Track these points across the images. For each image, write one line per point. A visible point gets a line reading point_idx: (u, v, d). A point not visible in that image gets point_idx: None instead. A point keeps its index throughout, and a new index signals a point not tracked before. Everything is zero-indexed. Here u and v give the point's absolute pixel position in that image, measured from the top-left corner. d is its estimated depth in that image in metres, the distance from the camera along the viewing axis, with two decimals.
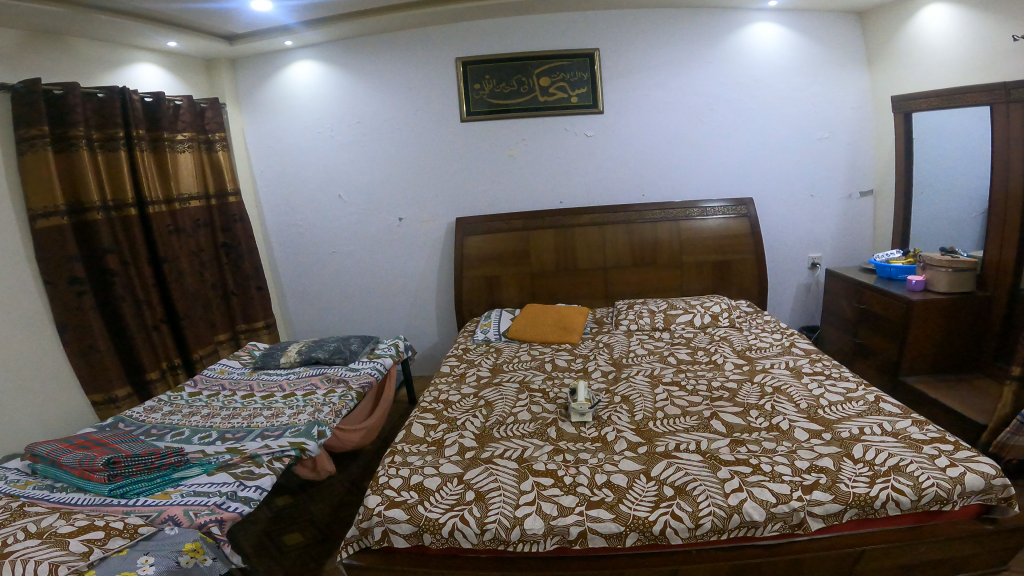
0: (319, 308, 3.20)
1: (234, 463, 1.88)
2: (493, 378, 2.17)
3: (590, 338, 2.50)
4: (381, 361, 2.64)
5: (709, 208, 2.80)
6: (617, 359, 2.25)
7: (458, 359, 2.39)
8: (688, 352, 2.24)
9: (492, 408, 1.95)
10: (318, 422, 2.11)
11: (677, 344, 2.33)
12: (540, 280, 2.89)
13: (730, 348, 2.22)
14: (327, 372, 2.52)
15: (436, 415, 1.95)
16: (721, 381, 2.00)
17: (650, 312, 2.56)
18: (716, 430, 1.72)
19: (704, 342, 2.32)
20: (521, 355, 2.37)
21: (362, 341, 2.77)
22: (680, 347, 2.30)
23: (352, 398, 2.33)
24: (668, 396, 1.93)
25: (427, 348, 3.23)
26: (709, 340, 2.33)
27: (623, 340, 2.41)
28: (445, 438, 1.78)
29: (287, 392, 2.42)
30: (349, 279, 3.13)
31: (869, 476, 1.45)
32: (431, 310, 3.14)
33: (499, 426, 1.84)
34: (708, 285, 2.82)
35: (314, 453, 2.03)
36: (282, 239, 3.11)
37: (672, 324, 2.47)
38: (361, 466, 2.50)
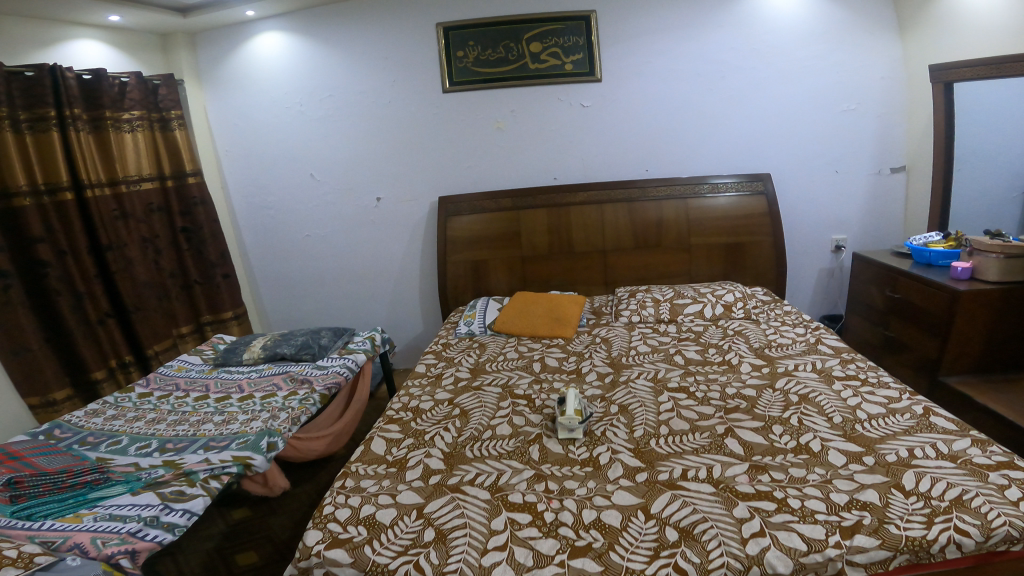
0: (293, 297, 2.91)
1: (164, 481, 1.71)
2: (472, 381, 1.89)
3: (586, 331, 2.21)
4: (354, 357, 2.37)
5: (722, 184, 2.48)
6: (614, 356, 1.97)
7: (435, 357, 2.11)
8: (698, 348, 1.94)
9: (468, 419, 1.69)
10: (270, 432, 1.88)
11: (685, 338, 2.03)
12: (531, 265, 2.61)
13: (745, 344, 1.92)
14: (290, 371, 2.25)
15: (403, 428, 1.68)
16: (736, 385, 1.72)
17: (654, 301, 2.26)
18: (735, 454, 1.43)
19: (716, 335, 2.02)
20: (507, 352, 2.09)
21: (335, 333, 2.50)
22: (689, 341, 2.01)
23: (315, 401, 2.07)
24: (675, 406, 1.65)
25: (411, 338, 2.96)
26: (722, 332, 2.03)
27: (622, 333, 2.12)
28: (408, 458, 1.54)
29: (245, 394, 2.17)
30: (325, 265, 2.82)
31: (925, 515, 1.18)
32: (414, 298, 2.86)
33: (477, 444, 1.57)
34: (719, 270, 2.52)
35: (262, 468, 1.81)
36: (249, 222, 2.78)
37: (678, 315, 2.18)
38: (330, 474, 2.25)
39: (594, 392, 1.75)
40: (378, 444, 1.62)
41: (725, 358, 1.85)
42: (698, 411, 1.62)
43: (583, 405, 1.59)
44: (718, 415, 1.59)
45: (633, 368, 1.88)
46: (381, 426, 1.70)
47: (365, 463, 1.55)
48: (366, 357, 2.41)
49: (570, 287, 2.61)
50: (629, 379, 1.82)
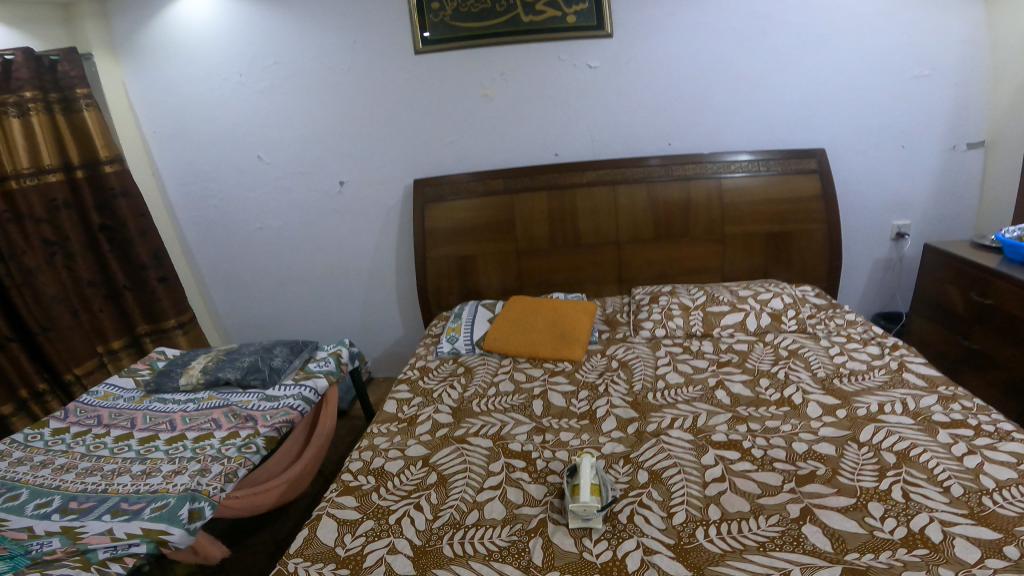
0: (249, 299, 2.48)
1: (54, 560, 1.30)
2: (455, 429, 1.50)
3: (598, 351, 1.79)
4: (314, 383, 1.96)
5: (762, 161, 2.03)
6: (636, 389, 1.54)
7: (410, 391, 1.71)
8: (745, 377, 1.51)
9: (449, 490, 1.29)
10: (193, 495, 1.44)
11: (726, 360, 1.60)
12: (530, 260, 2.17)
13: (807, 371, 1.50)
14: (234, 404, 1.83)
15: (362, 502, 1.28)
16: (807, 432, 1.28)
17: (682, 309, 1.83)
18: (821, 552, 1.01)
19: (766, 357, 1.58)
20: (500, 383, 1.69)
21: (291, 351, 2.06)
22: (732, 366, 1.57)
23: (259, 447, 1.65)
24: (729, 470, 1.21)
25: (391, 343, 2.54)
26: (775, 353, 1.59)
27: (645, 355, 1.70)
28: (366, 553, 1.14)
29: (176, 434, 1.73)
30: (284, 262, 2.38)
31: None
32: (391, 299, 2.43)
33: (458, 536, 1.16)
34: (758, 265, 2.10)
35: (182, 544, 1.38)
36: (190, 214, 2.32)
37: (714, 330, 1.75)
38: (297, 517, 1.79)
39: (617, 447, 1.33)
40: (329, 533, 1.21)
41: (785, 395, 1.41)
42: (760, 478, 1.18)
43: (601, 479, 1.18)
44: (791, 484, 1.15)
45: (664, 409, 1.44)
46: (335, 502, 1.29)
47: (309, 562, 1.14)
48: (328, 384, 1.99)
49: (576, 285, 2.18)
50: (661, 426, 1.37)
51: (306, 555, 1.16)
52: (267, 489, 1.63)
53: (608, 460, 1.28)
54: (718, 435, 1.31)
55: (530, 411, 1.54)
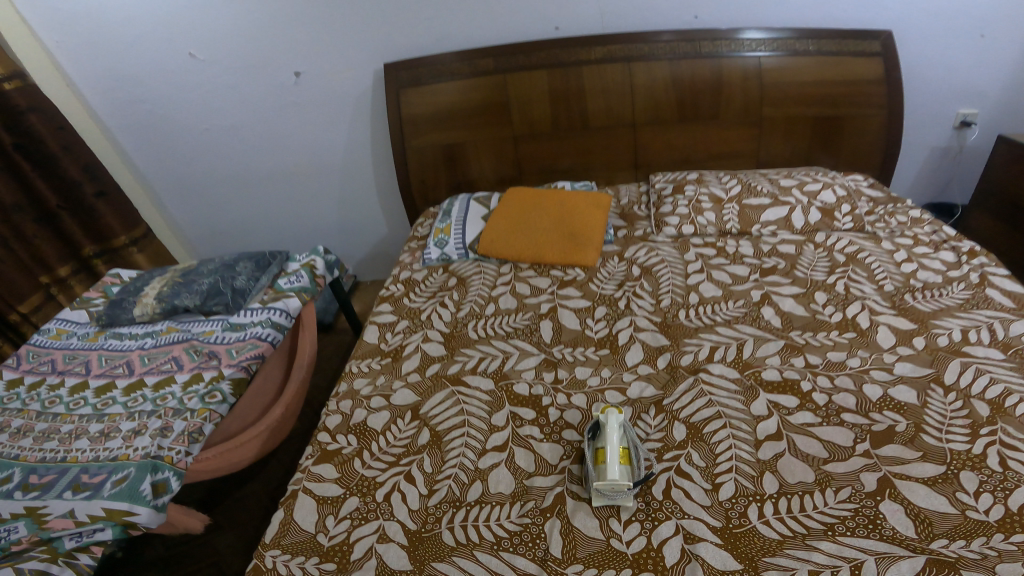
0: (211, 208, 2.20)
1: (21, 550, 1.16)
2: (448, 366, 1.28)
3: (615, 255, 1.55)
4: (285, 306, 1.72)
5: (809, 37, 1.65)
6: (663, 307, 1.34)
7: (395, 313, 1.47)
8: (796, 290, 1.31)
9: (445, 453, 1.09)
10: (155, 465, 1.26)
11: (768, 267, 1.39)
12: (530, 145, 1.86)
13: (871, 282, 1.30)
14: (196, 338, 1.61)
15: (345, 472, 1.09)
16: (879, 371, 1.08)
17: (712, 201, 1.59)
18: (903, 539, 0.83)
19: (820, 264, 1.37)
20: (499, 300, 1.45)
21: (256, 267, 1.80)
22: (777, 275, 1.37)
23: (226, 395, 1.45)
24: (786, 424, 1.02)
25: (378, 241, 2.30)
26: (831, 259, 1.38)
27: (671, 259, 1.48)
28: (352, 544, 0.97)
29: (134, 380, 1.52)
30: (244, 163, 2.06)
31: None
32: (370, 197, 2.15)
33: (460, 518, 0.98)
34: (798, 151, 1.81)
35: (150, 522, 1.23)
36: (121, 120, 1.95)
37: (752, 227, 1.51)
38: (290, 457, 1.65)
39: (649, 393, 1.13)
40: (309, 516, 1.03)
41: (848, 316, 1.21)
42: (824, 437, 0.98)
43: (629, 441, 0.99)
44: (863, 447, 0.96)
45: (701, 334, 1.25)
46: (314, 474, 1.10)
47: (290, 556, 0.97)
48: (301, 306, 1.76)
49: (583, 172, 1.90)
50: (698, 359, 1.18)
51: (285, 546, 0.99)
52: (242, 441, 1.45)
53: (637, 407, 1.10)
54: (769, 373, 1.11)
55: (538, 339, 1.32)
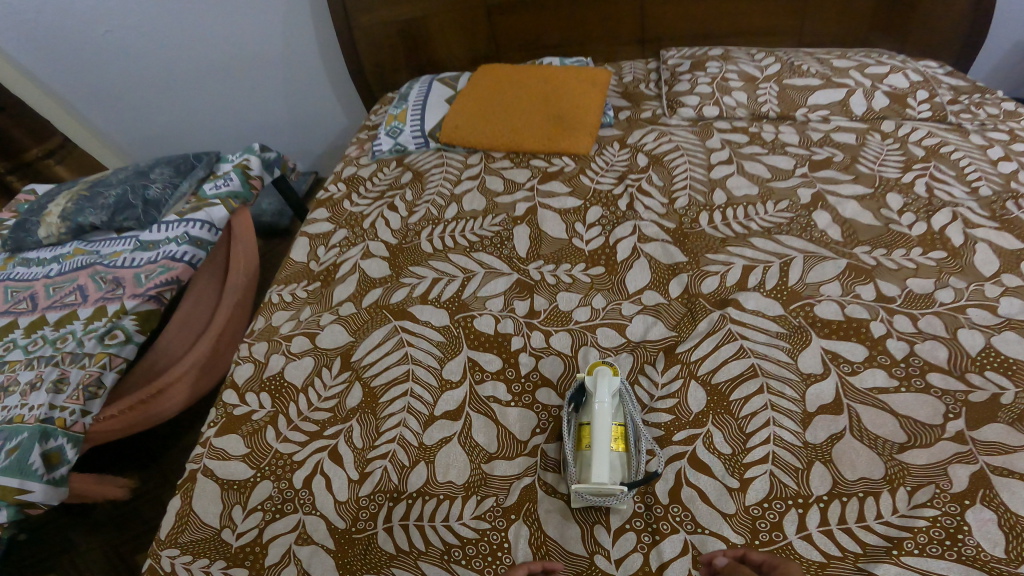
0: (133, 112, 1.75)
1: None
2: (388, 292, 0.84)
3: (615, 141, 1.04)
4: (210, 216, 1.11)
5: None
6: (678, 207, 0.88)
7: (331, 222, 1.01)
8: (862, 192, 0.85)
9: (380, 419, 0.72)
10: (46, 431, 0.82)
11: (819, 160, 0.92)
12: (514, 15, 1.38)
13: (962, 184, 0.85)
14: (100, 260, 1.02)
15: (252, 443, 0.74)
16: (977, 309, 0.69)
17: (742, 79, 1.07)
18: (989, 564, 0.51)
19: (891, 159, 0.90)
20: (462, 199, 0.97)
21: (176, 171, 1.16)
22: (831, 169, 0.91)
23: (131, 333, 0.95)
24: (848, 390, 0.64)
25: (340, 135, 1.82)
26: (906, 151, 0.91)
27: (692, 146, 0.99)
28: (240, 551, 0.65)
29: (30, 322, 0.96)
30: (162, 57, 1.57)
31: None
32: (325, 86, 1.66)
33: (402, 516, 0.65)
34: (851, 29, 1.28)
35: (49, 500, 0.82)
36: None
37: (796, 110, 1.01)
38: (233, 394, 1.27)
39: (654, 331, 0.72)
40: (211, 507, 0.70)
41: (933, 228, 0.79)
42: (904, 410, 0.63)
43: (628, 414, 0.64)
44: (954, 429, 0.60)
45: (729, 249, 0.80)
46: (215, 448, 0.75)
47: (191, 558, 0.66)
48: (231, 214, 1.15)
49: (580, 46, 1.42)
50: (726, 285, 0.74)
51: (183, 546, 0.67)
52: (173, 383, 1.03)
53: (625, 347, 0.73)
54: (826, 308, 0.69)
55: (509, 253, 0.84)
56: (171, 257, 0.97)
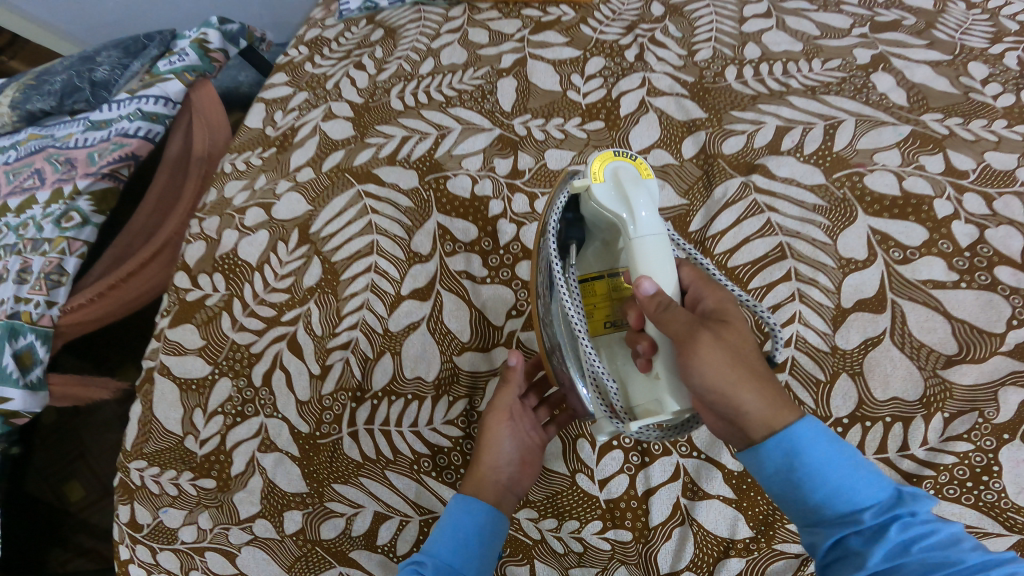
0: None
1: None
2: (353, 154, 0.69)
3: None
4: (163, 91, 0.92)
5: None
6: (698, 60, 0.67)
7: (289, 85, 0.77)
8: (935, 49, 0.65)
9: (341, 301, 0.64)
10: (12, 329, 0.78)
11: (886, 21, 0.68)
12: None
13: None
14: (59, 142, 0.91)
15: (208, 333, 0.67)
16: None
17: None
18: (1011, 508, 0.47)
19: (978, 28, 0.66)
20: (443, 54, 0.73)
21: (126, 52, 0.97)
22: (900, 33, 0.67)
23: (88, 215, 0.86)
24: (893, 280, 0.54)
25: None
26: (998, 21, 0.67)
27: None
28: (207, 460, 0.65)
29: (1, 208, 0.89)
30: None
31: None
32: None
33: (367, 419, 0.61)
34: None
35: (31, 408, 0.80)
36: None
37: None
38: None
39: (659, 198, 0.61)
40: (171, 413, 0.66)
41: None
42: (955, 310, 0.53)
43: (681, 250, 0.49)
44: (1015, 341, 0.51)
45: (757, 106, 0.64)
46: (170, 342, 0.68)
47: (159, 470, 0.66)
48: (187, 89, 0.94)
49: None
50: (752, 148, 0.61)
51: (149, 458, 0.66)
52: (145, 261, 0.91)
53: None
54: (876, 181, 0.58)
55: (493, 107, 0.68)
56: (125, 134, 0.89)
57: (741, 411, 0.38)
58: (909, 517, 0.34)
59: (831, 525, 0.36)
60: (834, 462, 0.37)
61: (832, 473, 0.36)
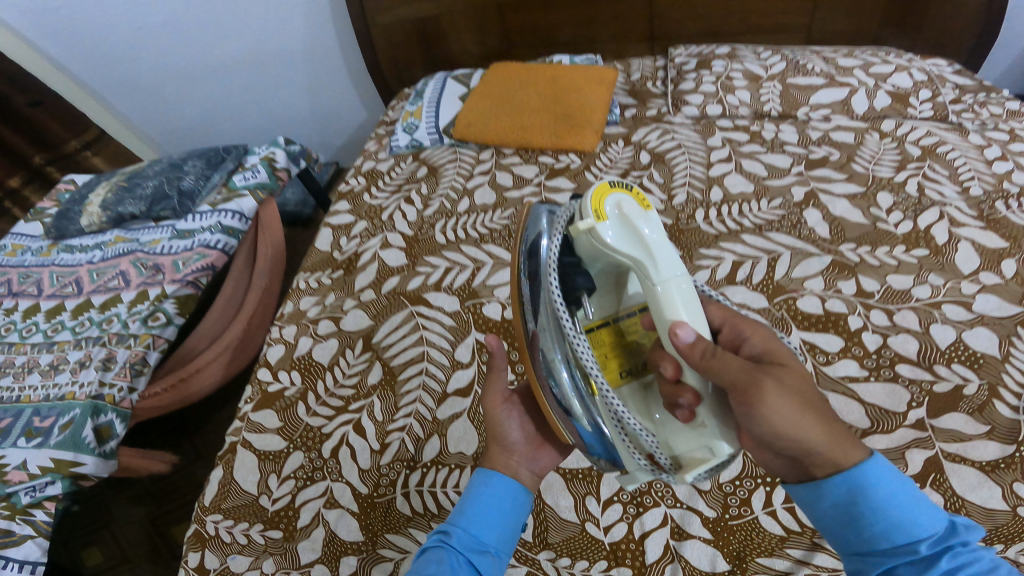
0: (165, 111, 1.70)
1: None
2: (407, 281, 0.94)
3: (620, 139, 1.09)
4: (239, 206, 1.21)
5: None
6: (675, 204, 0.92)
7: (352, 214, 1.07)
8: (855, 187, 0.89)
9: (398, 396, 0.82)
10: (97, 408, 0.94)
11: (817, 159, 0.95)
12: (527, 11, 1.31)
13: (954, 181, 0.88)
14: (145, 247, 1.15)
15: (286, 418, 0.84)
16: (953, 306, 0.73)
17: (747, 78, 1.08)
18: None
19: (888, 158, 0.93)
20: (475, 194, 1.05)
21: (208, 164, 1.26)
22: (829, 168, 0.93)
23: (172, 316, 1.07)
24: (821, 378, 0.69)
25: (357, 131, 1.76)
26: (903, 150, 0.93)
27: (692, 144, 1.02)
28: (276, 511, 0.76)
29: (82, 303, 1.10)
30: (155, 62, 1.53)
31: None
32: (339, 81, 1.59)
33: (417, 482, 0.75)
34: None
35: (99, 473, 0.94)
36: (14, 12, 1.41)
37: (798, 110, 1.03)
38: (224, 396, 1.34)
39: None
40: (249, 476, 0.80)
41: (920, 227, 0.82)
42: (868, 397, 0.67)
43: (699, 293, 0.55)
44: (915, 416, 0.65)
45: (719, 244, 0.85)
46: (252, 422, 0.84)
47: (233, 522, 0.77)
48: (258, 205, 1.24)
49: None
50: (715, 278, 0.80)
51: (225, 512, 0.78)
52: (209, 362, 1.12)
53: None
54: (807, 303, 0.76)
55: None
56: (208, 246, 1.14)
57: (807, 448, 0.44)
58: (959, 547, 0.40)
59: (890, 554, 0.41)
60: (894, 498, 0.42)
61: (895, 508, 0.42)
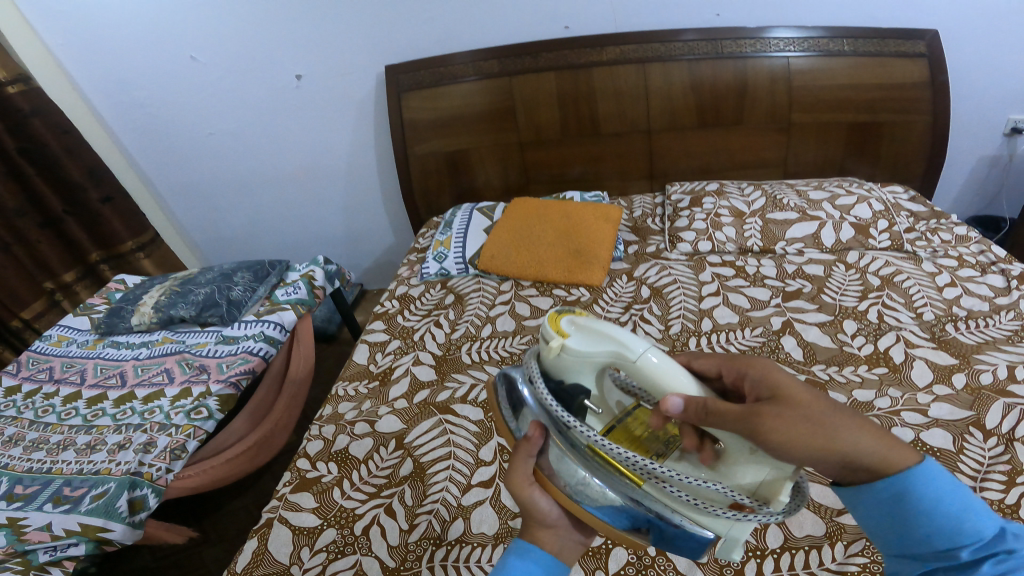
0: (215, 212, 1.97)
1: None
2: (437, 393, 1.08)
3: (623, 275, 1.31)
4: (281, 318, 1.41)
5: (844, 39, 1.40)
6: (671, 333, 1.09)
7: (387, 333, 1.27)
8: (823, 318, 1.07)
9: (427, 485, 0.91)
10: (133, 482, 1.02)
11: (792, 291, 1.15)
12: (542, 153, 1.64)
13: (908, 309, 1.06)
14: (193, 348, 1.32)
15: (320, 499, 0.92)
16: (911, 412, 0.84)
17: (733, 213, 1.35)
18: None
19: (851, 289, 1.12)
20: (496, 321, 1.24)
21: (255, 276, 1.48)
22: (801, 299, 1.12)
23: (213, 411, 1.18)
24: None
25: (381, 252, 2.08)
26: (863, 282, 1.13)
27: (685, 280, 1.23)
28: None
29: (126, 394, 1.23)
30: (223, 172, 1.85)
31: None
32: (375, 203, 1.91)
33: (442, 557, 0.81)
34: (832, 157, 1.55)
35: (126, 541, 1.00)
36: (109, 103, 1.69)
37: (776, 245, 1.27)
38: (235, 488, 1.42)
39: None
40: (282, 547, 0.86)
41: (879, 349, 0.97)
42: None
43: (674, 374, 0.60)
44: None
45: None
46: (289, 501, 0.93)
47: None
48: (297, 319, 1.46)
49: (594, 180, 1.68)
50: None
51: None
52: (234, 454, 1.24)
53: None
54: None
55: None
56: (251, 352, 1.30)
57: (864, 455, 0.49)
58: (1003, 552, 0.45)
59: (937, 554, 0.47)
60: (945, 500, 0.47)
61: (945, 511, 0.47)
